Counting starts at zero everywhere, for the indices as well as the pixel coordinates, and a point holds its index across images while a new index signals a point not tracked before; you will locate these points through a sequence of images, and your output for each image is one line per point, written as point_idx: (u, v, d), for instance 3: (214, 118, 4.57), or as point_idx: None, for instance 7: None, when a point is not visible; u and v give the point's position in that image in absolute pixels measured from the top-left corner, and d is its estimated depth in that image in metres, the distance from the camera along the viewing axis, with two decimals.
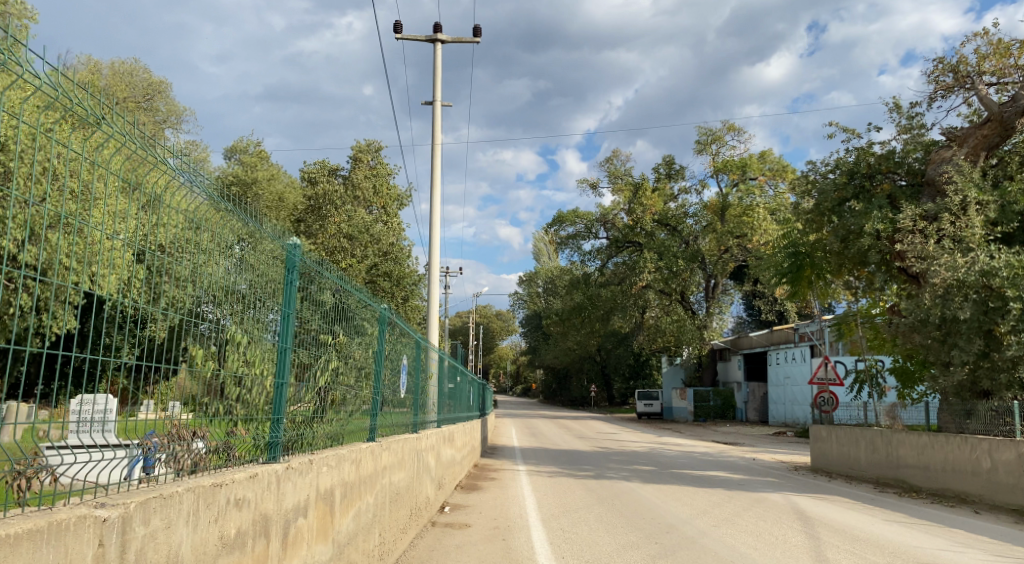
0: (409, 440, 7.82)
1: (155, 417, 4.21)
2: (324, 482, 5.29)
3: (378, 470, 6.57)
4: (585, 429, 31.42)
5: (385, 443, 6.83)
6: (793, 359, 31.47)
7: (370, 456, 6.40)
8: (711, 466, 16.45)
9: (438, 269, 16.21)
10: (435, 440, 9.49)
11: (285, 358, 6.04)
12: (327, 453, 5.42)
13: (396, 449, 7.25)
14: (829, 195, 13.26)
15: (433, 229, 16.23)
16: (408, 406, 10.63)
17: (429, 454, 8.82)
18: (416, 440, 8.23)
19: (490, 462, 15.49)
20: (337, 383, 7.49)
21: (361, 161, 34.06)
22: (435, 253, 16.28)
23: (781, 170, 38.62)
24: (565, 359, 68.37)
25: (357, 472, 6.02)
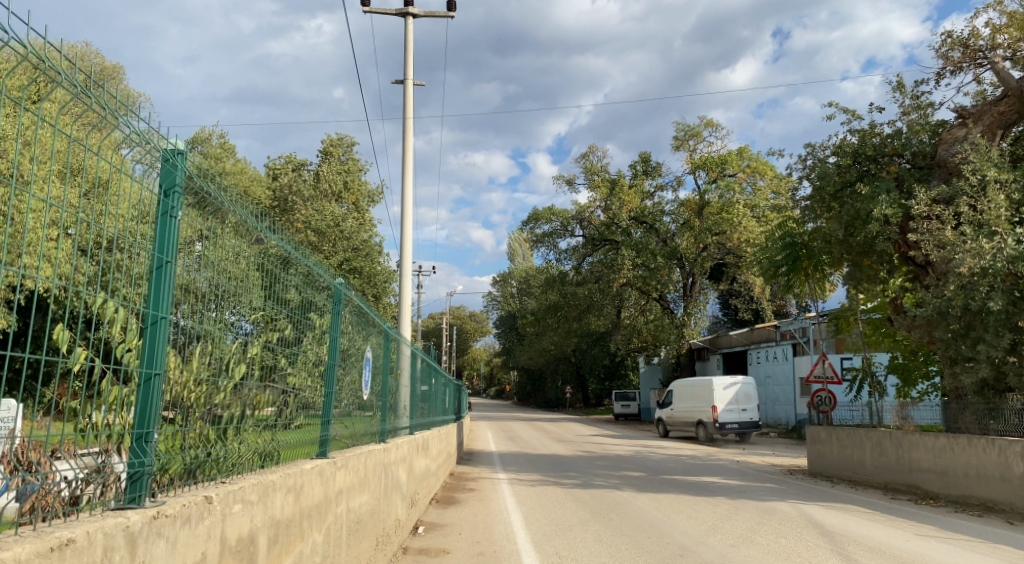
0: (374, 453, 6.68)
1: (73, 434, 3.59)
2: (239, 531, 4.09)
3: (331, 497, 5.43)
4: (563, 432, 30.34)
5: (340, 462, 5.69)
6: (775, 359, 30.78)
7: (318, 482, 5.27)
8: (702, 470, 15.52)
9: (410, 262, 15.08)
10: (407, 450, 8.35)
11: (153, 337, 4.20)
12: (242, 487, 4.18)
13: (357, 467, 6.12)
14: (829, 180, 12.41)
15: (406, 219, 15.09)
16: (373, 411, 9.45)
17: (399, 468, 7.69)
18: (385, 454, 7.12)
19: (468, 469, 14.43)
20: (292, 388, 6.46)
21: (332, 155, 32.70)
22: (408, 246, 15.15)
23: (760, 167, 37.99)
24: (540, 359, 67.36)
25: (297, 504, 4.87)
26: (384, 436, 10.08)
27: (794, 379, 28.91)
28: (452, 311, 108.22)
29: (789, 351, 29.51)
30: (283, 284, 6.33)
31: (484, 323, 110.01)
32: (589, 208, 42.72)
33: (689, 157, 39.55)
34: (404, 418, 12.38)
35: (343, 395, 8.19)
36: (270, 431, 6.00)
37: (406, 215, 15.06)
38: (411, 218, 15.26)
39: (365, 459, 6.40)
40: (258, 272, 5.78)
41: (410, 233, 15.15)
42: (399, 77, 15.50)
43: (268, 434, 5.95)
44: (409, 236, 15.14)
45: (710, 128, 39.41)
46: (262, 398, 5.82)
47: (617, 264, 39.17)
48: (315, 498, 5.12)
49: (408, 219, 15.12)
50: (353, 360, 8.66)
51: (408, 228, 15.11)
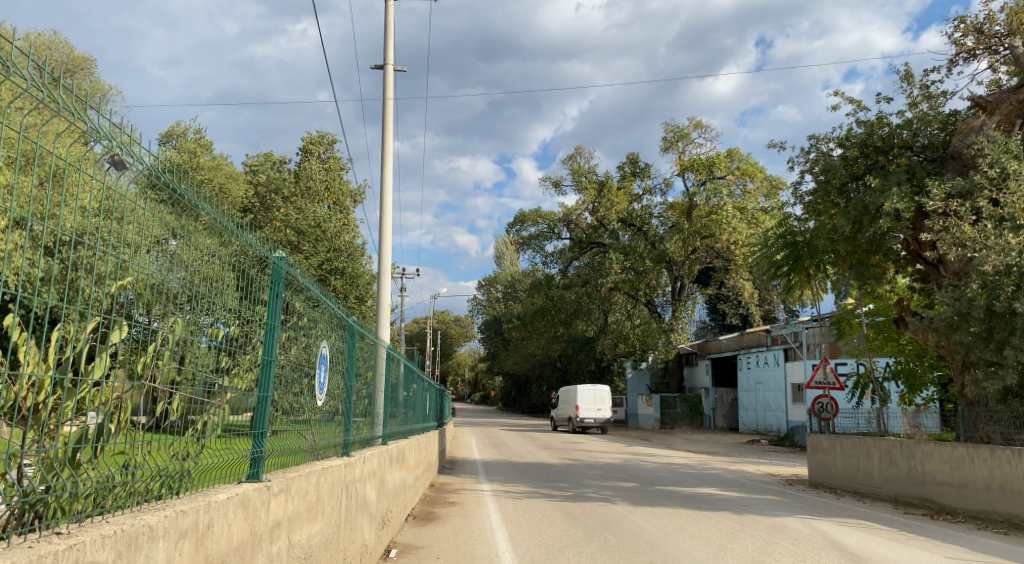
0: (329, 472, 5.79)
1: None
2: None
3: (259, 534, 4.47)
4: (550, 439, 29.51)
5: (275, 489, 4.74)
6: (766, 364, 30.12)
7: (243, 517, 4.31)
8: (697, 481, 14.76)
9: (389, 258, 14.21)
10: (378, 463, 7.51)
11: None
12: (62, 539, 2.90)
13: (302, 491, 5.20)
14: (831, 174, 11.75)
15: (383, 212, 14.23)
16: (331, 417, 8.65)
17: (365, 485, 6.82)
18: (347, 471, 6.28)
19: (451, 479, 13.62)
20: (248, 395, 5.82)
21: (313, 153, 31.78)
22: (388, 242, 14.29)
23: (750, 169, 37.43)
24: (525, 364, 66.56)
25: (203, 554, 3.84)
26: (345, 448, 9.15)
27: (786, 385, 28.31)
28: (436, 315, 107.32)
29: (779, 356, 28.86)
30: (243, 274, 5.75)
31: (468, 327, 109.09)
32: (575, 211, 42.09)
33: (678, 159, 38.99)
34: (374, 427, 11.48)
35: (292, 397, 7.24)
36: (194, 437, 4.82)
37: (385, 207, 14.20)
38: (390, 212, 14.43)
39: (316, 478, 5.49)
40: (228, 266, 5.40)
41: (388, 226, 14.31)
42: (380, 63, 14.66)
43: (189, 438, 4.75)
44: (388, 230, 14.30)
45: (698, 130, 38.85)
46: (231, 399, 5.51)
47: (606, 267, 38.48)
48: (233, 538, 4.14)
49: (386, 211, 14.26)
50: (307, 363, 7.67)
51: (387, 221, 14.26)
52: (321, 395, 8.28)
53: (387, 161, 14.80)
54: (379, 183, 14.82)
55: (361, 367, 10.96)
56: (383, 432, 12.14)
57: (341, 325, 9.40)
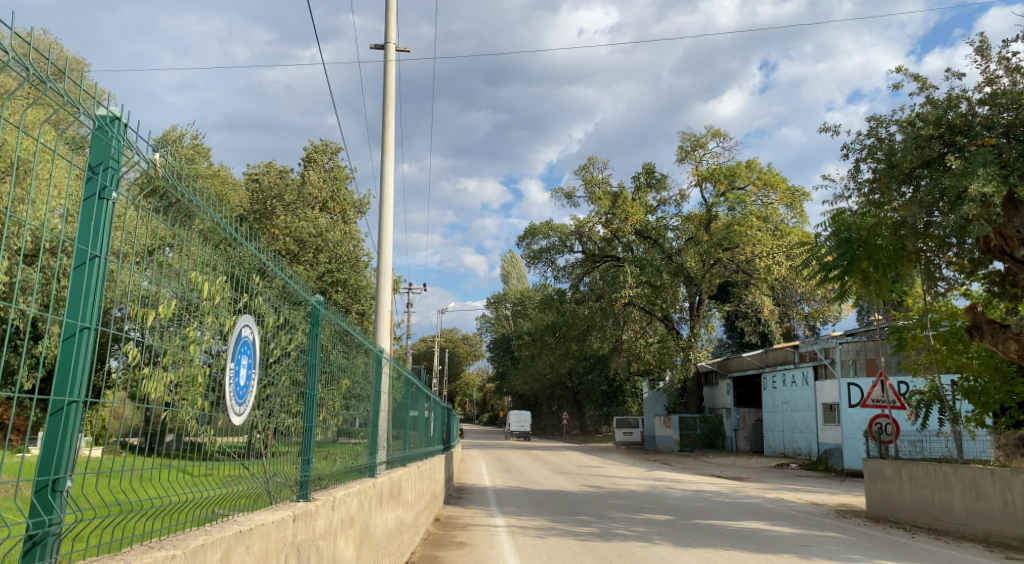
0: (263, 537, 4.25)
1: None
2: None
3: None
4: (565, 462, 27.72)
5: None
6: (793, 383, 28.42)
7: None
8: (737, 513, 13.02)
9: (391, 260, 12.68)
10: (356, 507, 6.02)
11: None
12: None
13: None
14: (895, 161, 10.85)
15: (383, 213, 12.85)
16: (306, 440, 7.11)
17: (328, 543, 5.29)
18: (299, 529, 4.80)
19: (459, 511, 11.95)
20: (231, 409, 5.18)
21: (316, 162, 30.55)
22: (387, 244, 12.79)
23: (772, 179, 35.91)
24: (535, 384, 64.81)
25: None
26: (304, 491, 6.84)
27: (816, 404, 26.59)
28: (443, 334, 105.56)
29: (809, 374, 27.15)
30: (235, 283, 5.35)
31: (477, 347, 107.18)
32: (588, 223, 40.42)
33: (695, 169, 37.56)
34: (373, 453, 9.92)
35: (252, 413, 5.79)
36: None
37: (385, 206, 12.84)
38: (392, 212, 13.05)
39: (211, 554, 3.70)
40: (219, 270, 5.06)
41: (388, 226, 12.85)
42: (379, 44, 13.32)
43: None
44: (389, 232, 12.84)
45: (717, 138, 37.47)
46: (217, 422, 4.96)
47: (619, 279, 36.67)
48: None
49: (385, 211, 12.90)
50: (264, 383, 5.99)
51: (386, 222, 12.83)
52: (242, 409, 5.37)
53: (387, 156, 13.43)
54: (380, 181, 13.45)
55: (356, 382, 9.43)
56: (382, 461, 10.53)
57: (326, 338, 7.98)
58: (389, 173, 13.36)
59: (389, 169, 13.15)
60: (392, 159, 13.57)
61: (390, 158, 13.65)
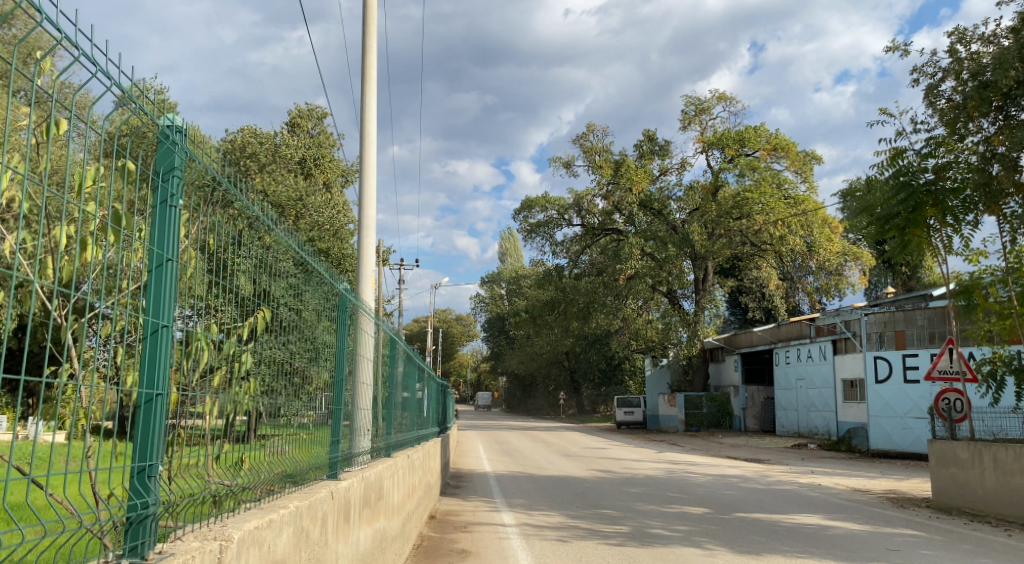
0: None
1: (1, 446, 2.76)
2: None
3: None
4: (568, 445, 26.09)
5: None
6: (810, 359, 26.84)
7: None
8: (781, 504, 11.28)
9: (375, 208, 10.82)
10: (287, 538, 4.20)
11: None
12: None
13: None
14: (993, 78, 9.76)
15: (366, 156, 11.02)
16: (256, 431, 5.52)
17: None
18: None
19: (457, 506, 10.20)
20: (219, 390, 4.71)
21: (301, 128, 28.59)
22: (370, 191, 10.93)
23: (782, 143, 34.09)
24: (531, 364, 63.31)
25: None
26: (137, 527, 3.74)
27: (834, 381, 25.05)
28: (436, 315, 103.79)
29: (828, 348, 25.52)
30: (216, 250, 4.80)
31: (471, 327, 105.42)
32: (587, 195, 38.76)
33: (699, 136, 35.73)
34: (338, 437, 7.86)
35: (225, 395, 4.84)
36: None
37: (366, 147, 11.07)
38: (375, 155, 11.25)
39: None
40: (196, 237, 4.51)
41: (371, 170, 10.99)
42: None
43: None
44: (371, 177, 11.00)
45: (722, 102, 35.51)
46: (207, 406, 4.56)
47: (624, 251, 34.95)
48: None
49: (369, 151, 11.15)
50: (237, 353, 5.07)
51: (368, 165, 11.01)
52: None
53: (367, 90, 11.54)
54: (360, 118, 11.54)
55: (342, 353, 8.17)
56: (356, 450, 8.59)
57: (291, 298, 6.44)
58: (370, 109, 11.48)
59: (369, 100, 11.34)
60: (374, 93, 11.67)
61: (371, 93, 11.76)
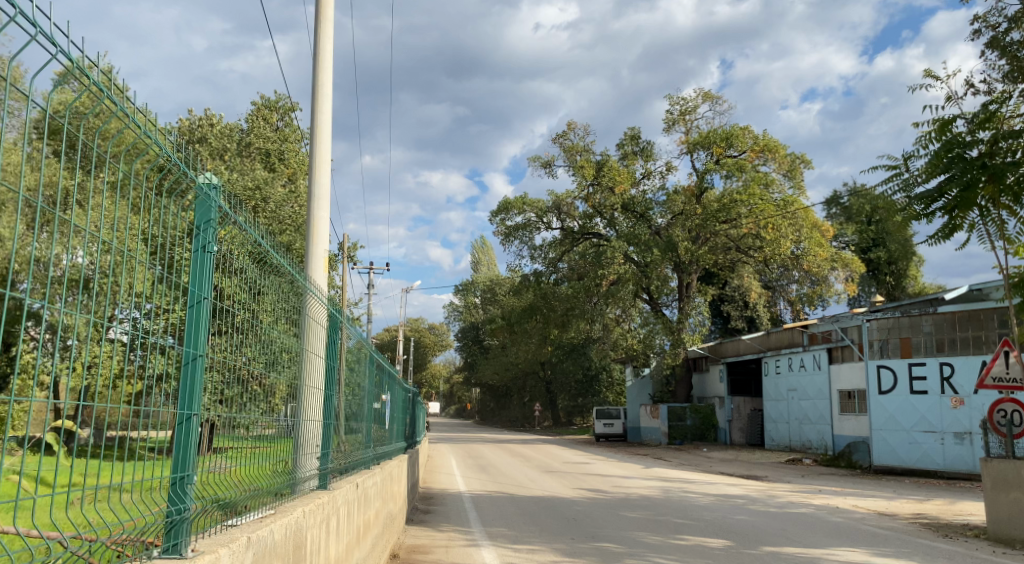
0: None
1: None
2: None
3: None
4: (548, 459, 24.38)
5: None
6: (802, 368, 25.54)
7: None
8: (806, 533, 9.73)
9: (330, 174, 9.12)
10: None
11: None
12: None
13: None
14: None
15: (319, 109, 9.27)
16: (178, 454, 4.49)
17: None
18: None
19: (427, 539, 8.44)
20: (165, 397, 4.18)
21: (267, 120, 26.49)
22: (325, 153, 9.20)
23: (770, 145, 32.85)
24: (506, 374, 61.67)
25: None
26: None
27: (830, 392, 23.81)
28: (409, 324, 101.54)
29: (823, 357, 24.26)
30: (159, 246, 4.17)
31: (444, 337, 103.63)
32: (566, 197, 37.38)
33: (684, 137, 34.41)
34: (186, 467, 4.56)
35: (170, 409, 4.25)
36: None
37: (319, 99, 9.40)
38: (328, 110, 9.50)
39: None
40: (143, 231, 3.95)
41: (325, 126, 9.31)
42: None
43: None
44: (325, 135, 9.28)
45: (709, 102, 34.23)
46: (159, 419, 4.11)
47: (607, 255, 33.53)
48: None
49: (322, 106, 9.43)
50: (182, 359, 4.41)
51: (322, 121, 9.30)
52: None
53: (322, 29, 9.74)
54: (314, 66, 9.81)
55: (310, 357, 7.28)
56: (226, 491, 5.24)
57: (250, 301, 5.63)
58: (326, 57, 9.74)
59: (324, 45, 9.68)
60: (330, 38, 9.94)
61: (327, 37, 10.00)
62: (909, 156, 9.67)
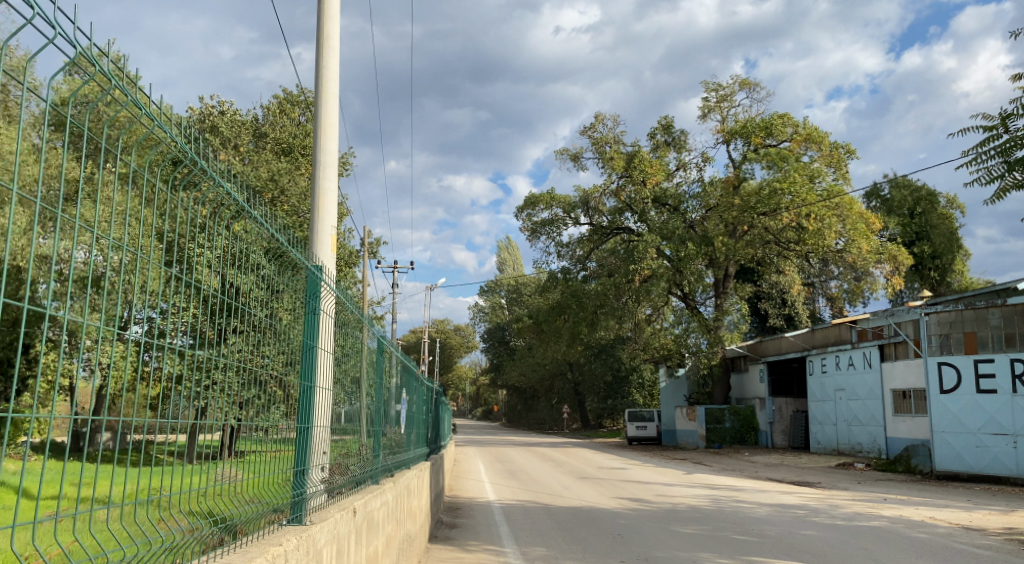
0: None
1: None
2: None
3: None
4: (581, 464, 23.06)
5: None
6: (851, 367, 24.06)
7: None
8: (890, 551, 8.46)
9: (337, 139, 7.98)
10: None
11: None
12: None
13: None
14: None
15: (325, 62, 8.16)
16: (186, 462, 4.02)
17: None
18: None
19: (454, 562, 7.34)
20: (177, 400, 3.88)
21: (288, 114, 24.63)
22: (331, 115, 8.05)
23: (811, 133, 31.30)
24: (534, 375, 60.40)
25: None
26: None
27: (883, 392, 22.40)
28: (433, 325, 100.63)
29: (874, 355, 22.82)
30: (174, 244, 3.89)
31: (470, 339, 102.68)
32: (596, 191, 36.10)
33: (720, 126, 33.01)
34: None
35: (190, 415, 4.00)
36: None
37: (326, 51, 8.25)
38: (336, 64, 8.32)
39: None
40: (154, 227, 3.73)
41: (332, 83, 8.17)
42: None
43: None
44: (331, 92, 8.13)
45: (746, 89, 32.76)
46: (174, 419, 3.86)
47: (639, 250, 32.16)
48: None
49: (327, 57, 8.25)
50: (206, 361, 4.11)
51: (328, 76, 8.15)
52: None
53: None
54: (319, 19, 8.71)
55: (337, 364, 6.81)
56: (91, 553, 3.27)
57: (275, 301, 5.21)
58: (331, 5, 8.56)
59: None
60: None
61: None
62: (1006, 114, 8.35)
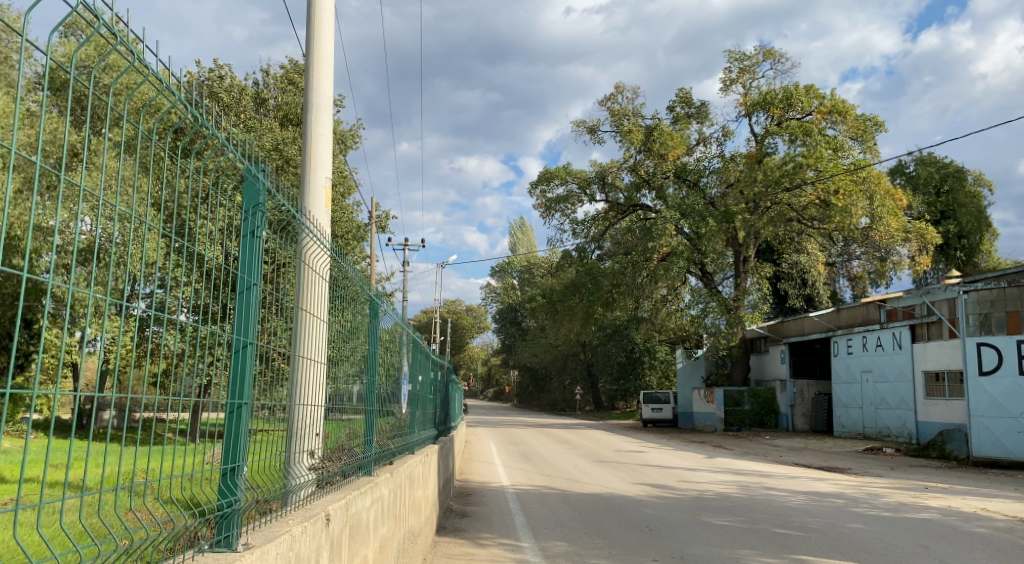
0: None
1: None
2: None
3: None
4: (597, 447, 22.24)
5: None
6: (879, 347, 23.09)
7: None
8: (950, 548, 7.57)
9: (332, 78, 7.19)
10: None
11: None
12: None
13: None
14: None
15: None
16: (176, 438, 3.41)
17: None
18: None
19: (464, 560, 6.52)
20: (188, 386, 3.33)
21: (294, 85, 23.30)
22: (326, 51, 7.24)
23: (837, 105, 30.01)
24: (547, 355, 59.52)
25: None
26: None
27: (913, 373, 21.47)
28: (446, 305, 99.88)
29: (904, 335, 21.84)
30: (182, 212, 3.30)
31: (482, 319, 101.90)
32: (613, 167, 35.07)
33: (742, 98, 31.79)
34: None
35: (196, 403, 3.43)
36: None
37: None
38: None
39: None
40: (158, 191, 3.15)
41: (325, 18, 7.30)
42: None
43: None
44: (325, 27, 7.26)
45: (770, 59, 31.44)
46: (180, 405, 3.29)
47: (657, 228, 31.12)
48: None
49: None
50: (210, 340, 3.52)
51: (322, 10, 7.27)
52: None
53: None
54: None
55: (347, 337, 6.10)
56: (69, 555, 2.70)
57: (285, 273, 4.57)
58: None
59: None
60: None
61: None
62: None
